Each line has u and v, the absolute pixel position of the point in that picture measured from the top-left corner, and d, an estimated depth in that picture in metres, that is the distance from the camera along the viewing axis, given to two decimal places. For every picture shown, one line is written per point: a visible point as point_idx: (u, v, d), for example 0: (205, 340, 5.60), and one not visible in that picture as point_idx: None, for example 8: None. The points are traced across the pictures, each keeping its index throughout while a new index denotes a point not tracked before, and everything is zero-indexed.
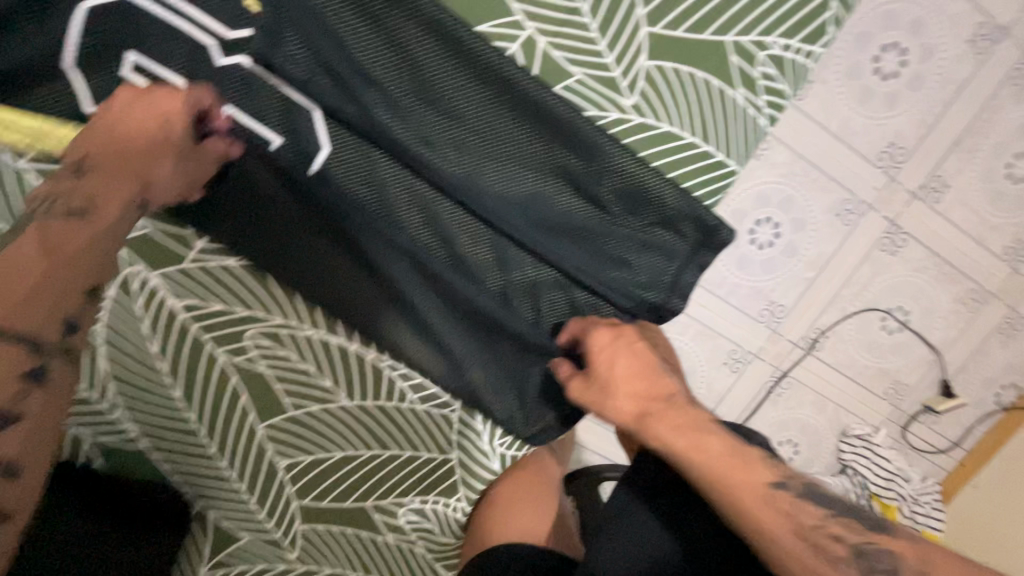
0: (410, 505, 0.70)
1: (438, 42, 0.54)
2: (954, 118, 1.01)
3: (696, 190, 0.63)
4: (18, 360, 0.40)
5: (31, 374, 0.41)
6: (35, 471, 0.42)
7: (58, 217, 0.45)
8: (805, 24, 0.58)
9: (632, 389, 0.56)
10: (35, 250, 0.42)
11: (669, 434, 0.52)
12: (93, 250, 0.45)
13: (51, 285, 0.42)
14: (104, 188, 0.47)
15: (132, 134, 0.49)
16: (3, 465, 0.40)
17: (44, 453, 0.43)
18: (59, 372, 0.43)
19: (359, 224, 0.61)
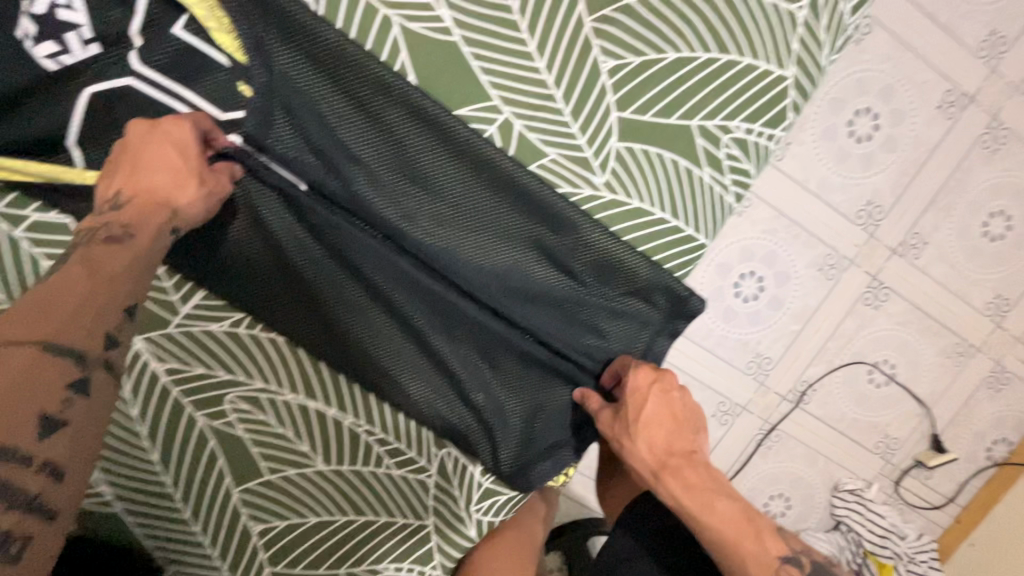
0: (385, 574, 0.66)
1: (420, 125, 0.58)
2: (927, 179, 1.05)
3: (666, 264, 0.65)
4: (63, 368, 0.43)
5: (72, 385, 0.43)
6: (77, 474, 0.43)
7: (100, 243, 0.49)
8: (768, 109, 0.62)
9: (652, 437, 0.64)
10: (82, 272, 0.47)
11: (682, 490, 0.62)
12: (132, 267, 0.50)
13: (92, 304, 0.46)
14: (141, 218, 0.52)
15: (156, 165, 0.53)
16: (49, 467, 0.41)
17: (88, 457, 0.44)
18: (100, 384, 0.45)
19: (343, 289, 0.64)
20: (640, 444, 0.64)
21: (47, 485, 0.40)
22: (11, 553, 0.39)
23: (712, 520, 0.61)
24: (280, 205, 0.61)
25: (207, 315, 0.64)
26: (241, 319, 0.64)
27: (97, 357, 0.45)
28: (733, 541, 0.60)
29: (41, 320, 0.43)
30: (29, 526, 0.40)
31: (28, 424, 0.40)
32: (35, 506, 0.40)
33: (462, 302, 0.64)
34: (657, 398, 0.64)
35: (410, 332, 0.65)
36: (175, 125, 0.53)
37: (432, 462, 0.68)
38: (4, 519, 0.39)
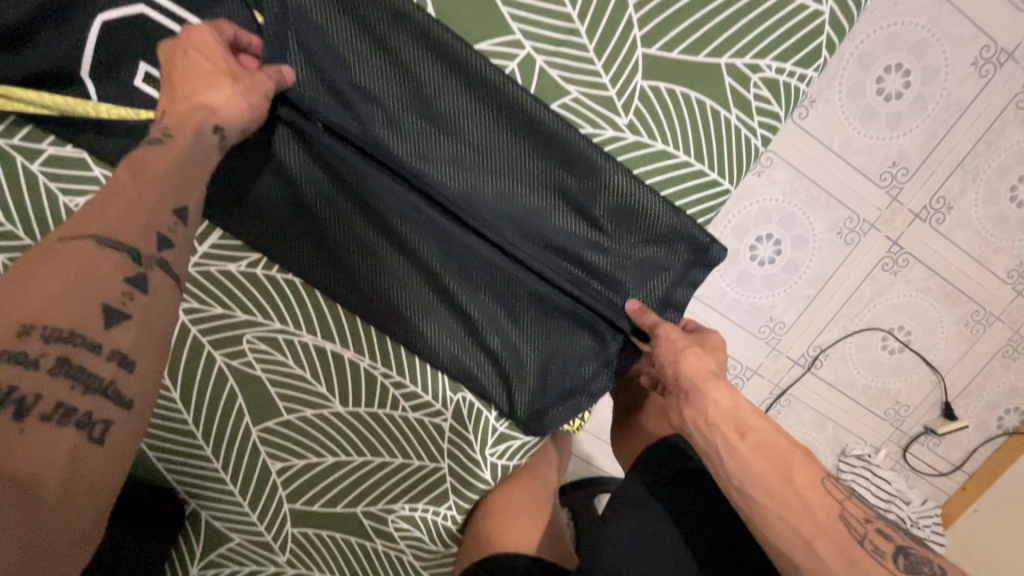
0: (399, 512, 0.70)
1: (441, 60, 0.57)
2: (957, 140, 1.01)
3: (689, 208, 0.63)
4: (119, 262, 0.39)
5: (129, 280, 0.39)
6: (150, 368, 0.39)
7: (141, 150, 0.46)
8: (799, 49, 0.59)
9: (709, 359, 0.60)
10: (127, 174, 0.44)
11: (729, 400, 0.56)
12: (178, 168, 0.46)
13: (144, 200, 0.43)
14: (184, 122, 0.48)
15: (186, 71, 0.50)
16: (117, 354, 0.37)
17: (158, 351, 0.40)
18: (159, 282, 0.41)
19: (363, 233, 0.62)
20: (693, 360, 0.59)
21: (119, 373, 0.37)
22: (95, 436, 0.35)
23: (765, 434, 0.53)
24: (296, 152, 0.59)
25: (220, 254, 0.63)
26: (257, 259, 0.64)
27: (153, 256, 0.41)
28: (786, 462, 0.51)
29: (95, 216, 0.40)
30: (108, 413, 0.36)
31: (93, 312, 0.36)
32: (111, 393, 0.36)
33: (486, 250, 0.62)
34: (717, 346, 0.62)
35: (431, 279, 0.63)
36: (197, 32, 0.51)
37: (447, 406, 0.67)
38: (83, 403, 0.35)
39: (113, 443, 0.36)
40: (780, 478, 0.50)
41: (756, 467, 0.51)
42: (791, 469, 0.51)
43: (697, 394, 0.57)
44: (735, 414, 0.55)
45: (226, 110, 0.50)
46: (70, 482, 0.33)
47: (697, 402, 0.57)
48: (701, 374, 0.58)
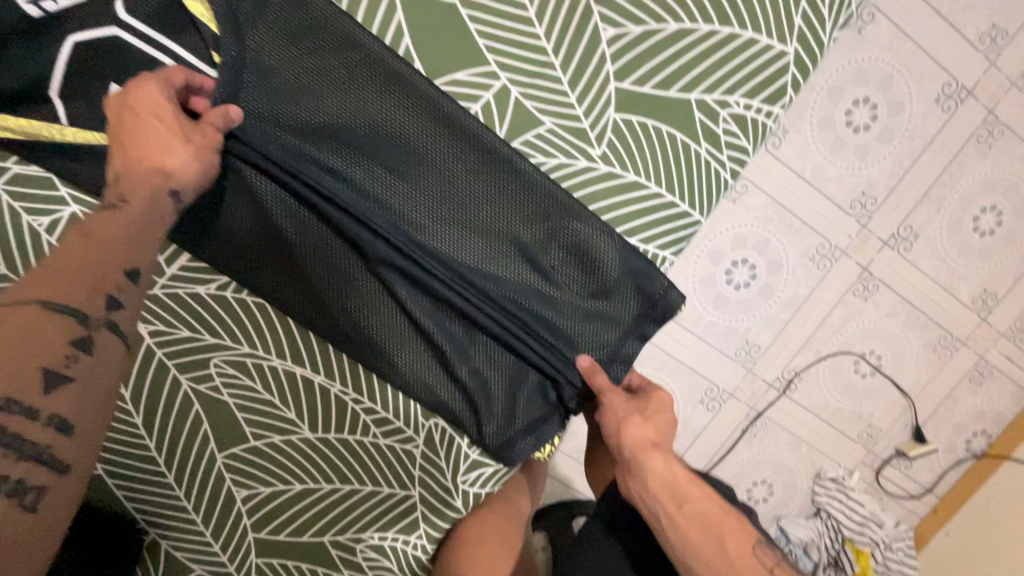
0: (367, 542, 0.68)
1: (409, 102, 0.58)
2: (921, 171, 1.05)
3: (659, 239, 0.64)
4: (65, 326, 0.41)
5: (75, 343, 0.41)
6: (92, 427, 0.42)
7: (100, 210, 0.48)
8: (766, 86, 0.61)
9: (646, 427, 0.66)
10: (79, 237, 0.45)
11: (664, 469, 0.64)
12: (133, 228, 0.48)
13: (92, 264, 0.44)
14: (140, 189, 0.49)
15: (135, 132, 0.49)
16: (56, 420, 0.39)
17: (100, 410, 0.43)
18: (105, 344, 0.43)
19: (322, 267, 0.62)
20: (636, 429, 0.65)
21: (56, 437, 0.39)
22: (26, 503, 0.38)
23: (691, 498, 0.64)
24: (253, 184, 0.58)
25: (189, 276, 0.62)
26: (228, 283, 0.63)
27: (101, 317, 0.43)
28: (705, 515, 0.63)
29: (43, 281, 0.42)
30: (43, 477, 0.39)
31: (32, 380, 0.39)
32: (46, 458, 0.39)
33: (441, 288, 0.61)
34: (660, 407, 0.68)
35: (397, 305, 0.63)
36: (147, 92, 0.50)
37: (419, 432, 0.67)
38: (16, 470, 0.38)
39: (47, 504, 0.39)
40: (697, 530, 0.63)
41: (682, 523, 0.63)
42: (718, 526, 0.63)
43: (636, 461, 0.65)
44: (672, 484, 0.64)
45: (183, 175, 0.51)
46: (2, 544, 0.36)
47: (637, 470, 0.65)
48: (641, 446, 0.65)
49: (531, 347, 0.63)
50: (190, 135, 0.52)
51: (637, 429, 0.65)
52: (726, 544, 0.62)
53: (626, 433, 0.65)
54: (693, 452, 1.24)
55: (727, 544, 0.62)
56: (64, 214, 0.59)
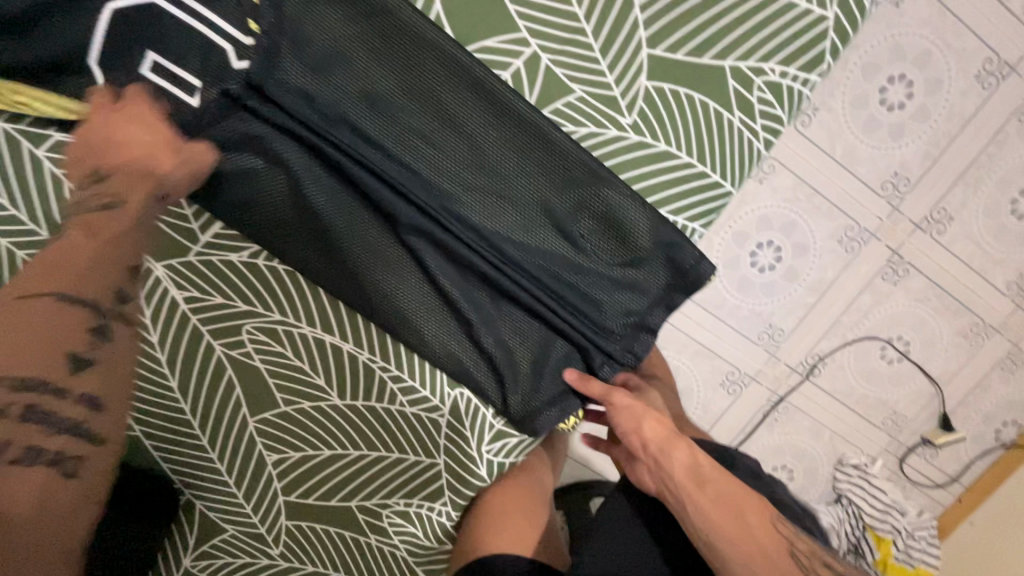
0: (393, 508, 0.70)
1: (442, 69, 0.57)
2: (959, 150, 1.01)
3: (689, 209, 0.63)
4: (84, 316, 0.43)
5: (92, 331, 0.43)
6: (116, 410, 0.44)
7: (92, 211, 0.48)
8: (802, 54, 0.60)
9: (659, 422, 0.68)
10: (82, 236, 0.46)
11: (683, 456, 0.65)
12: (133, 226, 0.49)
13: (102, 261, 0.46)
14: (131, 185, 0.51)
15: (130, 138, 0.53)
16: (86, 399, 0.42)
17: (122, 395, 0.45)
18: (122, 334, 0.45)
19: (350, 237, 0.62)
20: (653, 425, 0.68)
21: (89, 415, 0.42)
22: (66, 472, 0.40)
23: (718, 484, 0.63)
24: (286, 153, 0.59)
25: (222, 243, 0.63)
26: (259, 250, 0.64)
27: (114, 308, 0.45)
28: (734, 502, 0.62)
29: (58, 277, 0.43)
30: (78, 448, 0.41)
31: (58, 362, 0.41)
32: (81, 432, 0.42)
33: (469, 255, 0.62)
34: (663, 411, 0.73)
35: (423, 273, 0.64)
36: (136, 111, 0.55)
37: (445, 401, 0.67)
38: (53, 444, 0.40)
39: (86, 472, 0.42)
40: (728, 516, 0.61)
41: (713, 513, 0.61)
42: (741, 506, 0.62)
43: (659, 453, 0.66)
44: (692, 469, 0.65)
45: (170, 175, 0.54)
46: (44, 506, 0.39)
47: (663, 462, 0.65)
48: (664, 438, 0.67)
49: (558, 312, 0.64)
50: (179, 145, 0.55)
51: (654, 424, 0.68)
52: (757, 530, 0.60)
53: (644, 427, 0.68)
54: (713, 435, 1.23)
55: (759, 527, 0.60)
56: None
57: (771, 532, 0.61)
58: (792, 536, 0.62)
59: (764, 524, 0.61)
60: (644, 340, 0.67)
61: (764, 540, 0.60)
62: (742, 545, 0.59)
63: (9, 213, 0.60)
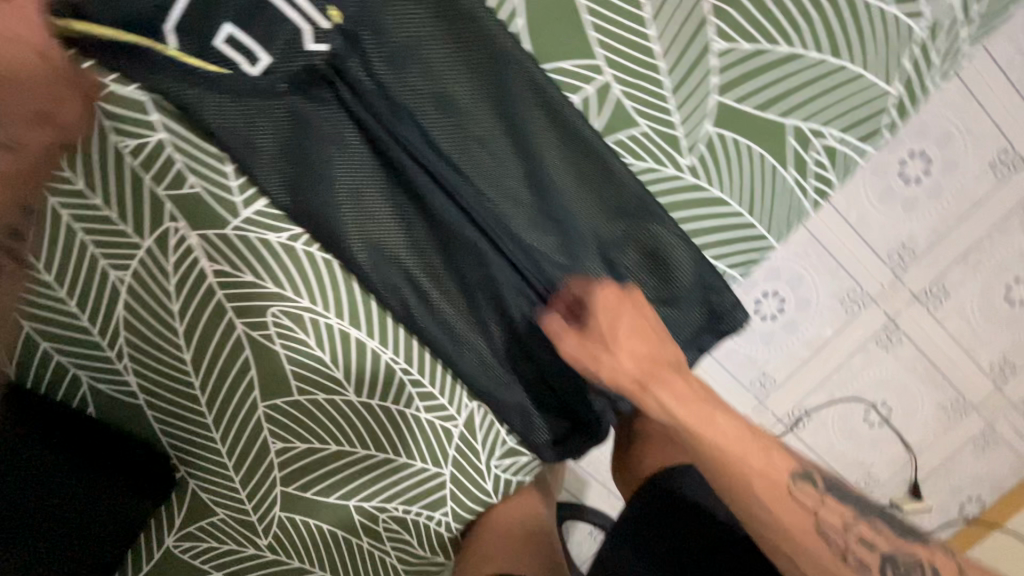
0: (391, 513, 0.69)
1: (517, 84, 0.58)
2: (965, 231, 1.05)
3: (730, 256, 0.66)
4: None
5: None
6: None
7: None
8: (859, 124, 0.62)
9: (633, 346, 0.49)
10: None
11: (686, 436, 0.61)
12: None
13: None
14: None
15: None
16: None
17: None
18: None
19: (393, 234, 0.62)
20: (629, 339, 0.49)
21: None
22: None
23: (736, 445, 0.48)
24: (352, 148, 0.60)
25: (263, 222, 0.61)
26: (299, 234, 0.62)
27: None
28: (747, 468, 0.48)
29: None
30: None
31: None
32: None
33: (509, 274, 0.62)
34: (620, 303, 0.50)
35: (458, 283, 0.63)
36: None
37: (461, 412, 0.67)
38: None
39: None
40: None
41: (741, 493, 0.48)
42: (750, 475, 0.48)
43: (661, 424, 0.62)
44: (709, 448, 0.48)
45: None
46: None
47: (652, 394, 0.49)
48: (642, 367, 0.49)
49: None
50: None
51: (615, 369, 0.48)
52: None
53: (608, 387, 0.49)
54: None
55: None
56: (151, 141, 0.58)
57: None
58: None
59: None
60: None
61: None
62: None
63: None
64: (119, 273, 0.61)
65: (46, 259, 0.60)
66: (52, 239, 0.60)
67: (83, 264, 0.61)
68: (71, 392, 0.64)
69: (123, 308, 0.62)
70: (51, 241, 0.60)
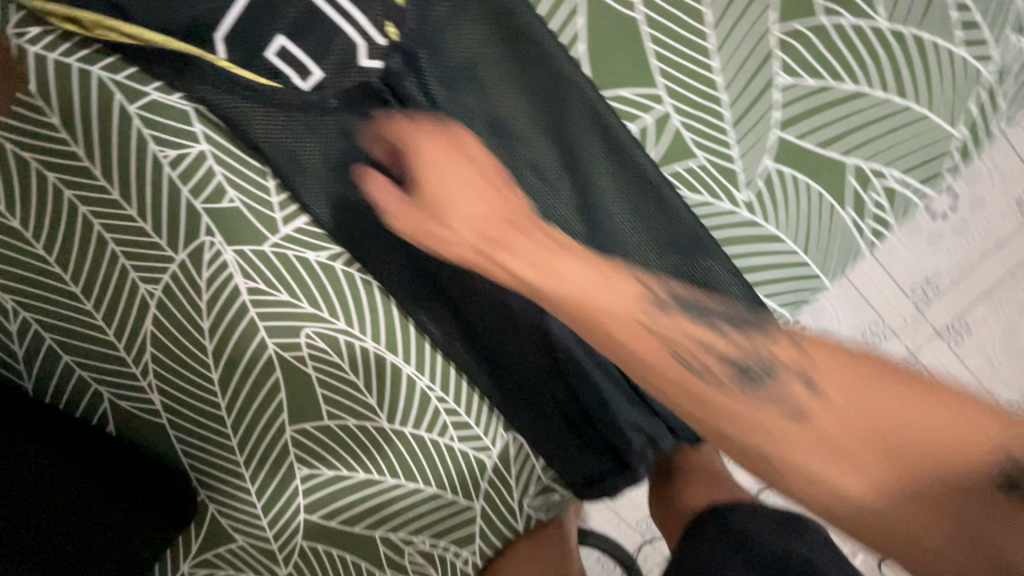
0: (418, 546, 0.66)
1: (576, 109, 0.56)
2: (1001, 261, 0.83)
3: (787, 297, 0.62)
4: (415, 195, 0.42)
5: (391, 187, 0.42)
6: None
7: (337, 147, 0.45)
8: (922, 166, 0.60)
9: (488, 211, 0.37)
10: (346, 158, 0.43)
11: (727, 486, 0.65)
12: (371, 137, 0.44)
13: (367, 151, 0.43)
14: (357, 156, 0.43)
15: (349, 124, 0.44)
16: None
17: None
18: None
19: (436, 257, 0.58)
20: (476, 190, 0.38)
21: None
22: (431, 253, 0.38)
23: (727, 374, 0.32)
24: None
25: (304, 240, 0.59)
26: (340, 254, 0.60)
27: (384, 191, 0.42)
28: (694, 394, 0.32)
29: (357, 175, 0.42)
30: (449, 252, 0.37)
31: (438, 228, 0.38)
32: None
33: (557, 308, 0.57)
34: (458, 156, 0.40)
35: (502, 311, 0.59)
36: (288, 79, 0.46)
37: (496, 443, 0.65)
38: None
39: None
40: (902, 489, 0.27)
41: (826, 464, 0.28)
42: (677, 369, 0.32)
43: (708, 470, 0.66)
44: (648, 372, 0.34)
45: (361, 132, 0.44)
46: None
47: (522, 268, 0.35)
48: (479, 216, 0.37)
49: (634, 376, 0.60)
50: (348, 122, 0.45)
51: (454, 247, 0.37)
52: (880, 470, 0.27)
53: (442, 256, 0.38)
54: None
55: (876, 450, 0.27)
56: (192, 151, 0.56)
57: (880, 450, 0.27)
58: (960, 432, 0.26)
59: (745, 398, 0.31)
60: None
61: (839, 442, 0.28)
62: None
63: (86, 165, 0.56)
64: (148, 286, 0.59)
65: (74, 269, 0.58)
66: (82, 248, 0.57)
67: (113, 274, 0.58)
68: (90, 407, 0.61)
69: (150, 322, 0.59)
70: (82, 249, 0.57)
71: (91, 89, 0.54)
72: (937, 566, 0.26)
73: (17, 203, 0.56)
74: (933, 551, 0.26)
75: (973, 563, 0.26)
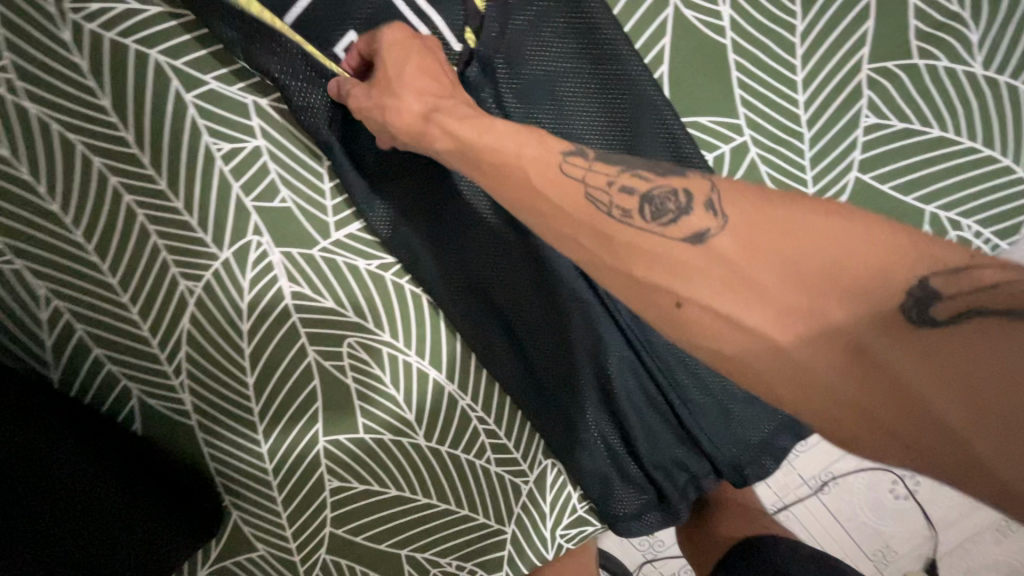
0: (443, 568, 0.64)
1: (655, 131, 0.53)
2: None
3: None
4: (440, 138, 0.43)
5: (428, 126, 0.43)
6: None
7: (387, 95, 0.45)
8: (999, 219, 0.58)
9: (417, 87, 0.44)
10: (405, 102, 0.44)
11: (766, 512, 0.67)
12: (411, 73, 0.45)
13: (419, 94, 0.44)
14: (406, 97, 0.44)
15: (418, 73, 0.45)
16: None
17: None
18: None
19: (496, 275, 0.55)
20: (410, 70, 0.44)
21: None
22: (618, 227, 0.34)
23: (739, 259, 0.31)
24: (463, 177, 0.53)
25: (356, 246, 0.57)
26: (393, 264, 0.58)
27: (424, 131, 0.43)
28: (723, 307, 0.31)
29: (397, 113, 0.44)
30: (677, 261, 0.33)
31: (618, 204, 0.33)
32: None
33: (615, 339, 0.55)
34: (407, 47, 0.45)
35: (558, 337, 0.56)
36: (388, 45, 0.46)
37: (533, 468, 0.63)
38: None
39: None
40: (844, 339, 0.28)
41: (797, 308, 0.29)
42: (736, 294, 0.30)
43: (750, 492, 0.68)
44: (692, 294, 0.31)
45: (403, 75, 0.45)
46: None
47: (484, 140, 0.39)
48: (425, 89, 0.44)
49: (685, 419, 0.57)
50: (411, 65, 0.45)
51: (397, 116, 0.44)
52: (809, 310, 0.28)
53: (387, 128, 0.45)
54: None
55: (803, 289, 0.28)
56: (248, 146, 0.54)
57: (805, 271, 0.28)
58: (912, 246, 0.28)
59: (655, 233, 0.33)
60: (764, 466, 0.60)
61: (744, 282, 0.30)
62: (906, 442, 0.27)
63: (134, 152, 0.53)
64: (189, 282, 0.56)
65: (112, 259, 0.55)
66: (123, 238, 0.55)
67: (153, 267, 0.55)
68: (116, 404, 0.58)
69: (188, 320, 0.57)
70: (122, 240, 0.55)
71: (147, 73, 0.52)
72: (906, 388, 0.27)
73: (56, 186, 0.53)
74: (904, 384, 0.27)
75: (954, 394, 0.25)
